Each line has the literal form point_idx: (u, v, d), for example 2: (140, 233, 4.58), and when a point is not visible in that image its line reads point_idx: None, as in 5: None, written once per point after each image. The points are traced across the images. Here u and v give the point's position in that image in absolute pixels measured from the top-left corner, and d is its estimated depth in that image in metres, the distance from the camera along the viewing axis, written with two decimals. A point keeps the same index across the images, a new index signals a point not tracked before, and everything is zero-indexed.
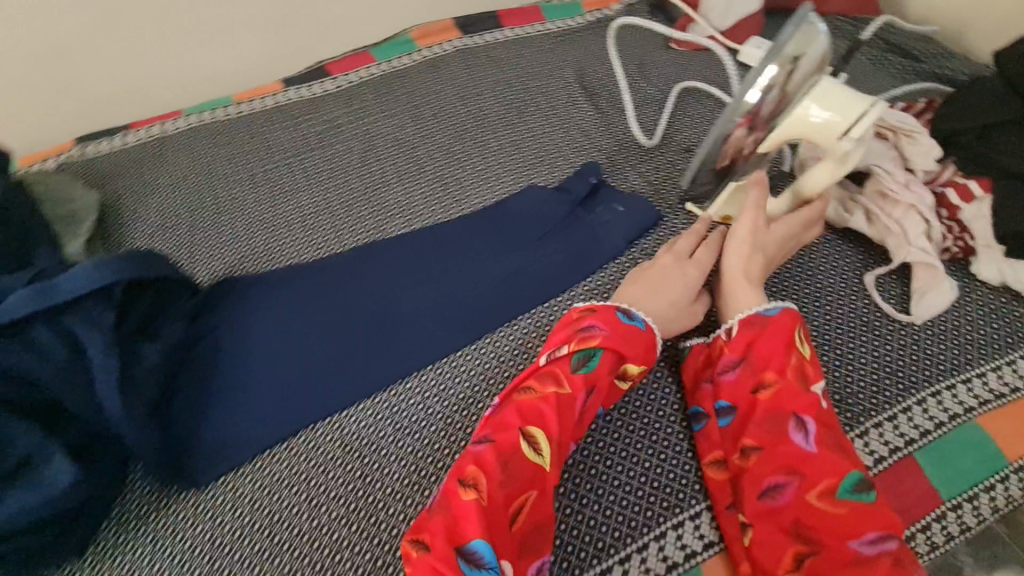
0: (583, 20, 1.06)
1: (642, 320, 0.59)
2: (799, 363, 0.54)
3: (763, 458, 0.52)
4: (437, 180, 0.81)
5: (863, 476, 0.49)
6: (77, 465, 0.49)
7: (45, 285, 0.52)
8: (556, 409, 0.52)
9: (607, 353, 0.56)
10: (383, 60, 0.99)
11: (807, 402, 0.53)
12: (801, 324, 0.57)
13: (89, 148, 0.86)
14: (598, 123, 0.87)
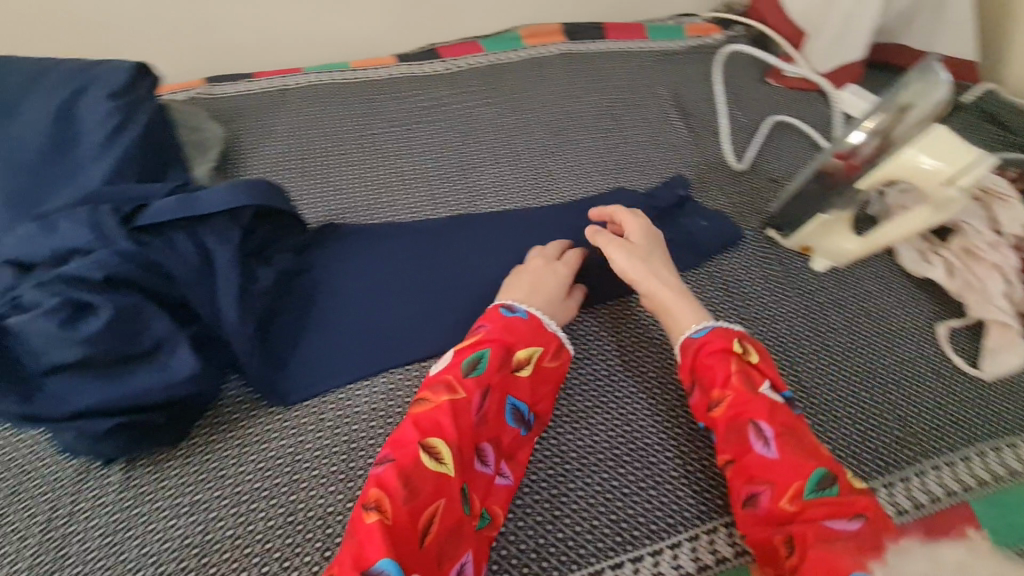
0: (684, 44, 1.10)
1: (522, 309, 0.60)
2: (740, 369, 0.56)
3: (734, 469, 0.53)
4: (530, 169, 0.85)
5: (824, 470, 0.50)
6: (197, 359, 0.54)
7: (189, 197, 0.58)
8: (454, 410, 0.52)
9: (493, 351, 0.56)
10: (490, 51, 1.04)
11: (759, 406, 0.54)
12: (736, 335, 0.59)
13: (216, 88, 0.93)
14: (689, 140, 0.91)
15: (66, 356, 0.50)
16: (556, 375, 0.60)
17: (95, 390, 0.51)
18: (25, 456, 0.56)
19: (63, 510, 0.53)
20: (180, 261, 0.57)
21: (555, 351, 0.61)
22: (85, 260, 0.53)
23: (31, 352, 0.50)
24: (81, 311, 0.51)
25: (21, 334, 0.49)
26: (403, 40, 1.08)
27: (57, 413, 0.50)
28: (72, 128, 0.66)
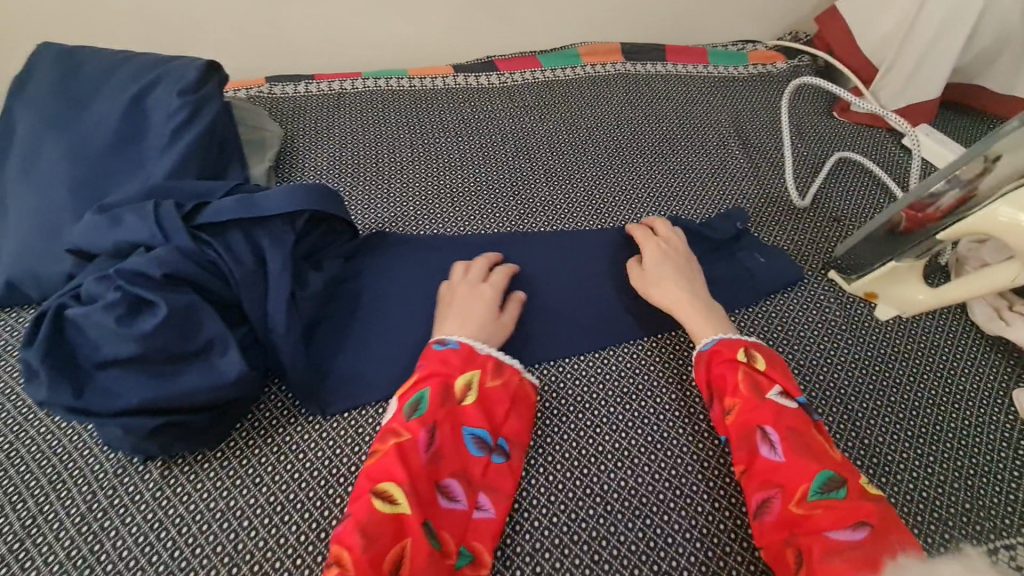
0: (746, 71, 1.07)
1: (453, 339, 0.59)
2: (746, 375, 0.56)
3: (744, 477, 0.52)
4: (582, 189, 0.84)
5: (833, 474, 0.49)
6: (244, 361, 0.54)
7: (250, 198, 0.59)
8: (399, 453, 0.50)
9: (432, 388, 0.54)
10: (548, 66, 1.03)
11: (766, 411, 0.53)
12: (744, 343, 0.59)
13: (277, 88, 0.94)
14: (749, 171, 0.88)
15: (120, 351, 0.51)
16: (509, 396, 0.58)
17: (144, 386, 0.51)
18: (67, 445, 0.55)
19: (100, 504, 0.53)
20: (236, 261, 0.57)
21: (495, 371, 0.58)
22: (146, 257, 0.53)
23: (90, 345, 0.51)
24: (139, 307, 0.52)
25: (83, 326, 0.51)
26: (461, 50, 1.08)
27: (106, 408, 0.50)
28: (142, 122, 0.68)
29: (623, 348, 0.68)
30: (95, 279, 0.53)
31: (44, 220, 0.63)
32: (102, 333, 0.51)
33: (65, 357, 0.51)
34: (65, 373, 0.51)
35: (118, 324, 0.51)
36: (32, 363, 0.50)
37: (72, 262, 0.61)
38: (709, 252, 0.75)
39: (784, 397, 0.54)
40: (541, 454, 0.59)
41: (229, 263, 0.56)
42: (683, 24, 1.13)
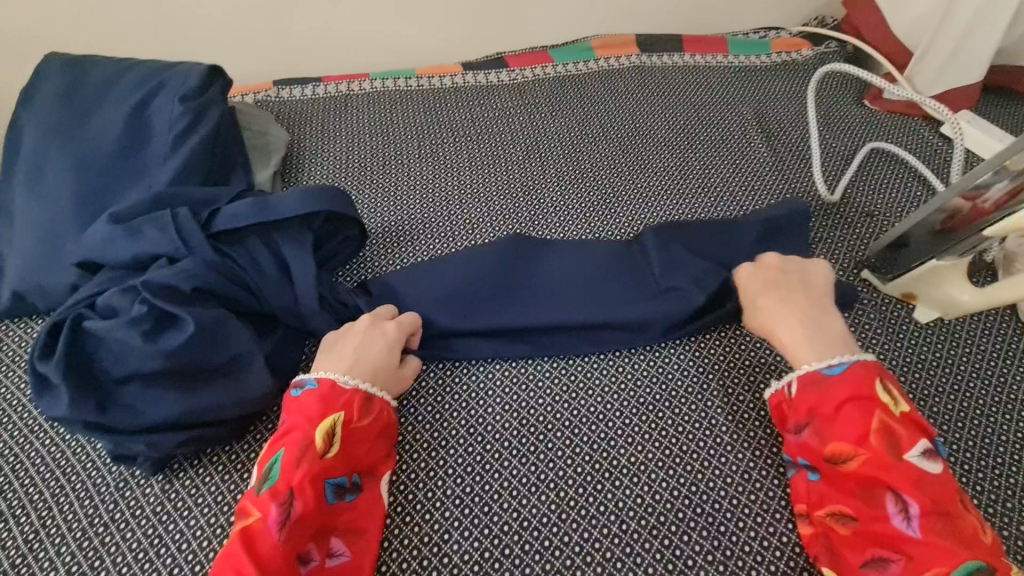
0: (769, 59, 1.01)
1: (309, 379, 0.54)
2: (884, 427, 0.49)
3: (853, 531, 0.48)
4: (595, 189, 0.81)
5: (984, 565, 0.43)
6: (249, 356, 0.53)
7: (264, 203, 0.57)
8: (247, 540, 0.46)
9: (286, 451, 0.51)
10: (559, 61, 1.00)
11: (902, 474, 0.47)
12: (880, 382, 0.51)
13: (284, 93, 0.93)
14: (773, 165, 0.83)
15: (145, 366, 0.50)
16: (372, 433, 0.54)
17: (168, 402, 0.50)
18: (70, 458, 0.55)
19: (102, 519, 0.52)
20: (260, 276, 0.57)
21: (363, 405, 0.54)
22: (176, 270, 0.53)
23: (111, 359, 0.50)
24: (166, 322, 0.51)
25: (105, 340, 0.50)
26: (470, 48, 1.06)
27: (131, 424, 0.49)
28: (144, 130, 0.67)
29: (638, 355, 0.64)
30: (116, 292, 0.53)
31: (49, 231, 0.63)
32: (127, 348, 0.50)
33: (84, 369, 0.50)
34: (86, 389, 0.49)
35: (146, 340, 0.50)
36: (51, 378, 0.49)
37: (75, 274, 0.60)
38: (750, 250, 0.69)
39: (927, 457, 0.48)
40: (551, 472, 0.57)
41: (243, 267, 0.56)
42: (701, 13, 1.09)
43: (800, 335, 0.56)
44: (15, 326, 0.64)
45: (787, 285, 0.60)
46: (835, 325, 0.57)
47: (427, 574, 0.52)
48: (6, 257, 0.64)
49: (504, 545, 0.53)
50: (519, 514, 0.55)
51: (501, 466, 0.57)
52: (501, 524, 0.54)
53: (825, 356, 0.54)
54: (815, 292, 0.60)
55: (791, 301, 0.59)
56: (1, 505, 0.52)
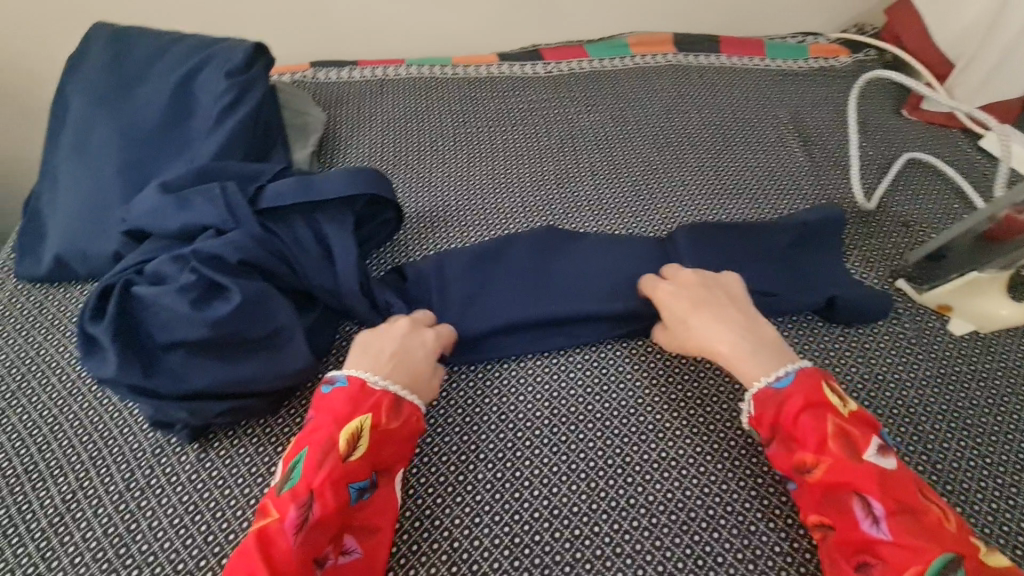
0: (806, 64, 1.01)
1: (341, 376, 0.54)
2: (838, 432, 0.49)
3: (833, 540, 0.48)
4: (629, 184, 0.80)
5: (952, 558, 0.43)
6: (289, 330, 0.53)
7: (309, 180, 0.59)
8: (264, 541, 0.46)
9: (310, 450, 0.49)
10: (595, 56, 1.00)
11: (867, 475, 0.47)
12: (825, 385, 0.52)
13: (321, 74, 0.93)
14: (808, 170, 0.82)
15: (189, 333, 0.51)
16: (397, 438, 0.52)
17: (211, 370, 0.51)
18: (107, 421, 0.55)
19: (138, 484, 0.52)
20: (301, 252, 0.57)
21: (391, 409, 0.53)
22: (223, 241, 0.54)
23: (157, 325, 0.51)
24: (212, 292, 0.53)
25: (152, 305, 0.52)
26: (506, 39, 1.05)
27: (170, 390, 0.50)
28: (188, 102, 0.67)
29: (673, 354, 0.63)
30: (166, 260, 0.54)
31: (93, 199, 0.64)
32: (173, 315, 0.51)
33: (131, 333, 0.51)
34: (132, 352, 0.51)
35: (194, 308, 0.51)
36: (99, 339, 0.51)
37: (118, 242, 0.61)
38: (786, 253, 0.69)
39: (881, 455, 0.48)
40: (581, 471, 0.56)
41: (285, 242, 0.57)
42: (739, 14, 1.08)
43: (741, 351, 0.55)
44: (54, 291, 0.65)
45: (708, 298, 0.59)
46: (768, 331, 0.57)
47: (455, 560, 0.52)
48: (50, 223, 0.65)
49: (530, 539, 0.52)
50: (544, 513, 0.54)
51: (530, 462, 0.56)
52: (528, 518, 0.53)
53: (770, 369, 0.54)
54: (736, 298, 0.59)
55: (720, 315, 0.57)
56: (41, 463, 0.53)
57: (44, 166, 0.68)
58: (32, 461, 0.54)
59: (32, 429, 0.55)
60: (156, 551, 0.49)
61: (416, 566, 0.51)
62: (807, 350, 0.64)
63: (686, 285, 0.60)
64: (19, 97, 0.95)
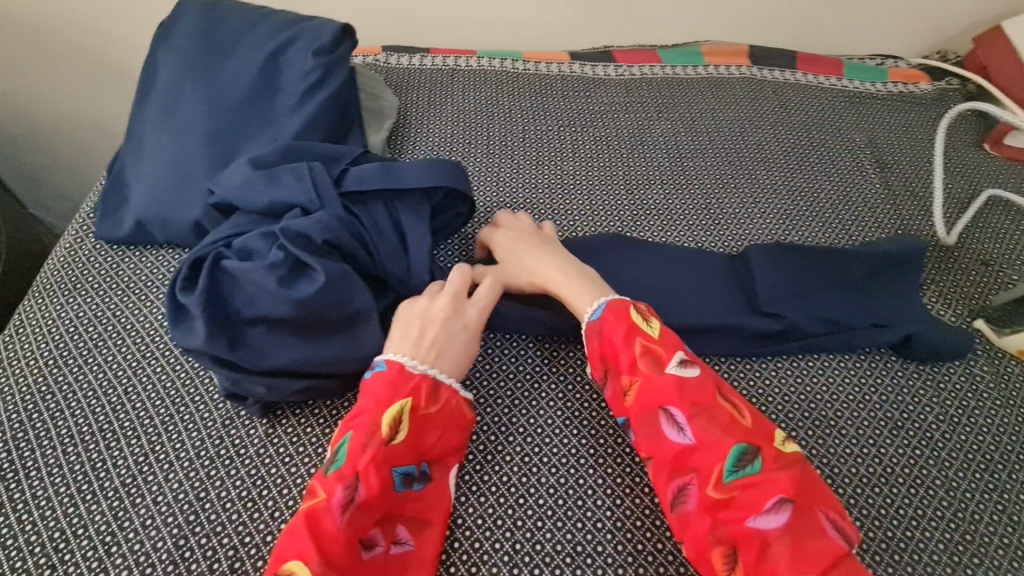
0: (885, 88, 0.98)
1: (381, 360, 0.52)
2: (643, 350, 0.53)
3: (657, 467, 0.51)
4: (698, 196, 0.79)
5: (745, 447, 0.48)
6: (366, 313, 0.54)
7: (394, 168, 0.59)
8: (310, 522, 0.44)
9: (353, 433, 0.48)
10: (668, 62, 0.98)
11: (670, 390, 0.51)
12: (632, 309, 0.56)
13: (393, 59, 0.93)
14: (884, 198, 0.80)
15: (276, 312, 0.51)
16: (441, 422, 0.51)
17: (292, 349, 0.52)
18: (180, 388, 0.56)
19: (207, 453, 0.53)
20: (380, 238, 0.58)
21: (431, 393, 0.51)
22: (311, 220, 0.54)
23: (243, 300, 0.52)
24: (298, 271, 0.53)
25: (240, 280, 0.52)
26: (577, 38, 1.04)
27: (255, 365, 0.51)
28: (273, 77, 0.68)
29: (734, 377, 0.62)
30: (255, 236, 0.55)
31: (176, 166, 0.65)
32: (261, 291, 0.52)
33: (218, 306, 0.52)
34: (219, 325, 0.51)
35: (280, 285, 0.52)
36: (190, 309, 0.52)
37: (200, 212, 0.62)
38: (862, 281, 0.67)
39: (685, 366, 0.53)
40: (639, 486, 0.54)
41: (369, 231, 0.57)
42: (817, 31, 1.06)
43: (560, 282, 0.60)
44: (133, 254, 0.66)
45: (537, 243, 0.64)
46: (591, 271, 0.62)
47: (517, 562, 0.49)
48: (132, 186, 0.67)
49: (590, 550, 0.50)
50: (602, 526, 0.51)
51: (586, 471, 0.54)
52: (589, 529, 0.51)
53: (590, 301, 0.58)
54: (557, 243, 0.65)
55: (548, 256, 0.62)
56: (115, 423, 0.54)
57: (131, 131, 0.70)
58: (106, 421, 0.54)
59: (107, 389, 0.56)
60: (223, 522, 0.49)
61: (479, 563, 0.49)
62: (880, 383, 0.62)
63: (520, 232, 0.65)
64: (98, 59, 0.97)
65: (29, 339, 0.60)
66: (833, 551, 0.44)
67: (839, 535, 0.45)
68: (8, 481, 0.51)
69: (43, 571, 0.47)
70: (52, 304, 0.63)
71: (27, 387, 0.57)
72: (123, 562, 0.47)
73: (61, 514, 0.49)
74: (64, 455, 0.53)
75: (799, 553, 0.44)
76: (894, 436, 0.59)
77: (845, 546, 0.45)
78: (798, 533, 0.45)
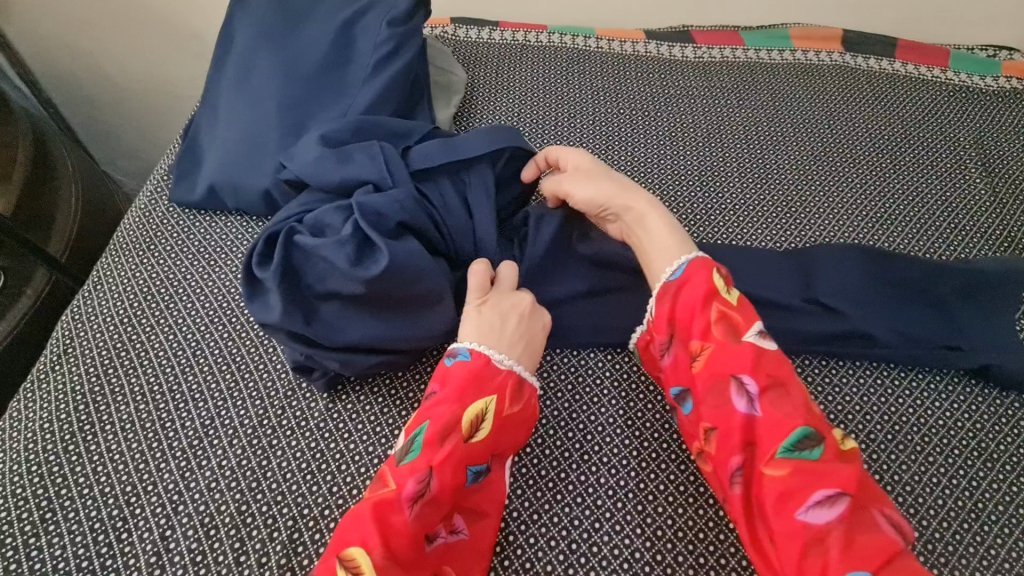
0: (996, 83, 0.88)
1: (463, 350, 0.51)
2: (719, 316, 0.50)
3: (720, 439, 0.47)
4: (779, 192, 0.74)
5: (811, 431, 0.45)
6: (428, 295, 0.53)
7: (453, 139, 0.58)
8: (377, 512, 0.43)
9: (432, 423, 0.47)
10: (752, 45, 0.92)
11: (745, 361, 0.48)
12: (715, 270, 0.52)
13: (462, 31, 0.91)
14: (989, 207, 0.73)
15: (346, 289, 0.50)
16: (518, 422, 0.49)
17: (366, 326, 0.52)
18: (245, 354, 0.57)
19: (270, 421, 0.53)
20: (450, 216, 0.56)
21: (514, 392, 0.50)
22: (387, 198, 0.53)
23: (317, 275, 0.51)
24: (366, 248, 0.51)
25: (312, 255, 0.51)
26: (654, 16, 0.99)
27: (330, 341, 0.51)
28: (346, 44, 0.66)
29: (811, 387, 0.58)
30: (326, 210, 0.54)
31: (250, 132, 0.65)
32: (334, 269, 0.50)
33: (292, 280, 0.51)
34: (294, 300, 0.51)
35: (350, 263, 0.50)
36: (267, 284, 0.51)
37: (274, 183, 0.62)
38: (963, 294, 0.61)
39: (761, 337, 0.49)
40: (702, 495, 0.51)
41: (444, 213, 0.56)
42: (920, 18, 0.97)
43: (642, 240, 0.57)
44: (204, 219, 0.67)
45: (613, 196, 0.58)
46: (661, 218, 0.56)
47: (572, 562, 0.48)
48: (205, 151, 0.68)
49: (649, 558, 0.48)
50: (663, 535, 0.49)
51: (648, 474, 0.52)
52: (648, 536, 0.49)
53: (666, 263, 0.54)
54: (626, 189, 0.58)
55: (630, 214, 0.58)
56: (184, 384, 0.56)
57: (206, 96, 0.70)
58: (174, 381, 0.56)
59: (176, 350, 0.58)
60: (284, 491, 0.50)
61: (532, 559, 0.48)
62: (974, 410, 0.57)
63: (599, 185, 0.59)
64: (175, 24, 0.99)
65: (105, 295, 0.62)
66: (890, 549, 0.41)
67: (892, 531, 0.42)
68: (86, 432, 0.53)
69: (116, 522, 0.49)
70: (127, 263, 0.64)
71: (104, 343, 0.59)
72: (190, 521, 0.49)
73: (133, 469, 0.51)
74: (137, 412, 0.54)
75: (851, 552, 0.41)
76: (988, 468, 0.54)
77: (901, 544, 0.42)
78: (853, 528, 0.42)
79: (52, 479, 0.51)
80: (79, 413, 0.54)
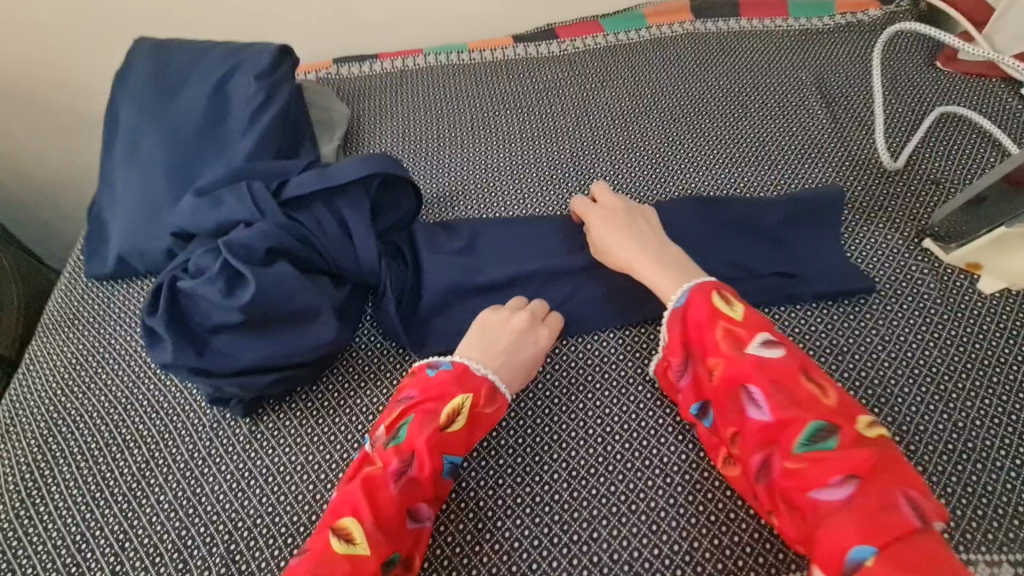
0: (832, 22, 0.97)
1: (446, 361, 0.58)
2: (725, 333, 0.53)
3: (740, 441, 0.51)
4: (643, 158, 0.81)
5: (824, 424, 0.47)
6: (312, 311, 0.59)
7: (327, 171, 0.63)
8: (368, 487, 0.50)
9: (416, 415, 0.54)
10: (610, 31, 0.99)
11: (751, 372, 0.50)
12: (715, 291, 0.55)
13: (344, 70, 0.97)
14: (830, 134, 0.80)
15: (227, 320, 0.57)
16: (489, 421, 0.56)
17: (255, 349, 0.57)
18: (170, 399, 0.62)
19: (199, 452, 0.59)
20: (324, 238, 0.62)
21: (489, 395, 0.56)
22: (252, 232, 0.59)
23: (201, 312, 0.58)
24: (236, 279, 0.58)
25: (194, 296, 0.58)
26: (520, 21, 1.06)
27: (225, 369, 0.57)
28: (219, 104, 0.73)
29: None
30: (202, 253, 0.59)
31: (144, 199, 0.70)
32: (212, 304, 0.57)
33: (181, 322, 0.58)
34: (185, 339, 0.57)
35: (223, 296, 0.57)
36: (158, 329, 0.57)
37: (171, 241, 0.67)
38: (802, 216, 0.68)
39: (768, 346, 0.51)
40: (590, 436, 0.58)
41: (318, 237, 0.61)
42: None
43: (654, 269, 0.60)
44: (121, 286, 0.73)
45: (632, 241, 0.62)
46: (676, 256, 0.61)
47: (481, 517, 0.55)
48: (110, 224, 0.73)
49: (548, 498, 0.55)
50: (558, 476, 0.56)
51: (542, 428, 0.59)
52: (545, 480, 0.56)
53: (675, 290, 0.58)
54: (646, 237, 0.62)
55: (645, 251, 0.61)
56: (118, 436, 0.61)
57: (104, 173, 0.76)
58: (109, 435, 0.61)
59: (108, 408, 0.63)
60: (218, 509, 0.55)
61: (446, 521, 0.55)
62: (824, 311, 0.63)
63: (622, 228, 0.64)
64: (82, 113, 1.05)
65: (38, 372, 0.67)
66: (904, 525, 0.42)
67: (913, 511, 0.43)
68: (33, 495, 0.58)
69: (71, 568, 0.54)
70: (56, 340, 0.70)
71: (41, 415, 0.64)
72: (136, 553, 0.54)
73: (80, 519, 0.56)
74: (78, 469, 0.59)
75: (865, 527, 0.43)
76: (838, 361, 0.60)
77: (919, 522, 0.42)
78: (864, 504, 0.44)
79: (9, 542, 0.56)
80: (26, 480, 0.59)
